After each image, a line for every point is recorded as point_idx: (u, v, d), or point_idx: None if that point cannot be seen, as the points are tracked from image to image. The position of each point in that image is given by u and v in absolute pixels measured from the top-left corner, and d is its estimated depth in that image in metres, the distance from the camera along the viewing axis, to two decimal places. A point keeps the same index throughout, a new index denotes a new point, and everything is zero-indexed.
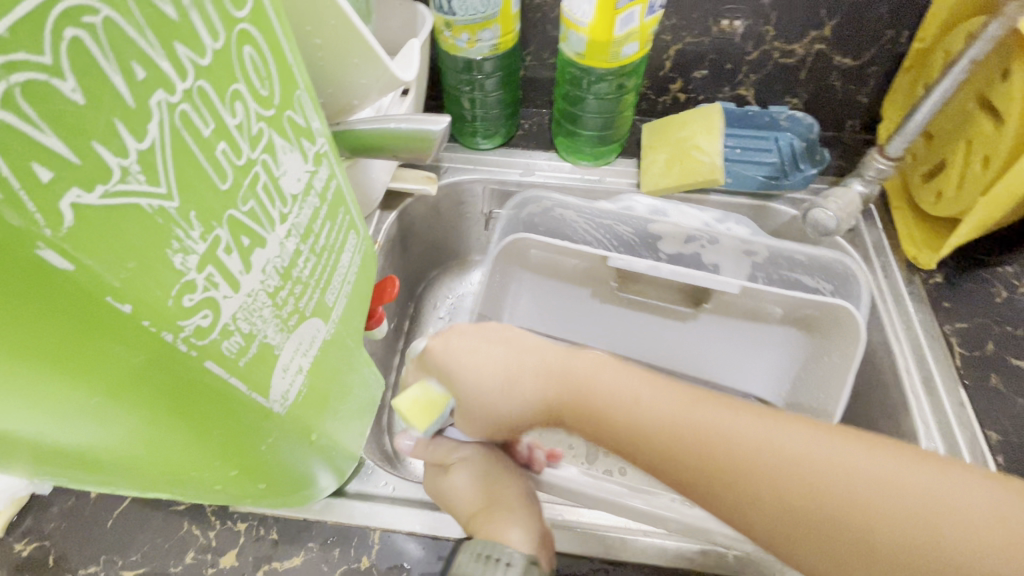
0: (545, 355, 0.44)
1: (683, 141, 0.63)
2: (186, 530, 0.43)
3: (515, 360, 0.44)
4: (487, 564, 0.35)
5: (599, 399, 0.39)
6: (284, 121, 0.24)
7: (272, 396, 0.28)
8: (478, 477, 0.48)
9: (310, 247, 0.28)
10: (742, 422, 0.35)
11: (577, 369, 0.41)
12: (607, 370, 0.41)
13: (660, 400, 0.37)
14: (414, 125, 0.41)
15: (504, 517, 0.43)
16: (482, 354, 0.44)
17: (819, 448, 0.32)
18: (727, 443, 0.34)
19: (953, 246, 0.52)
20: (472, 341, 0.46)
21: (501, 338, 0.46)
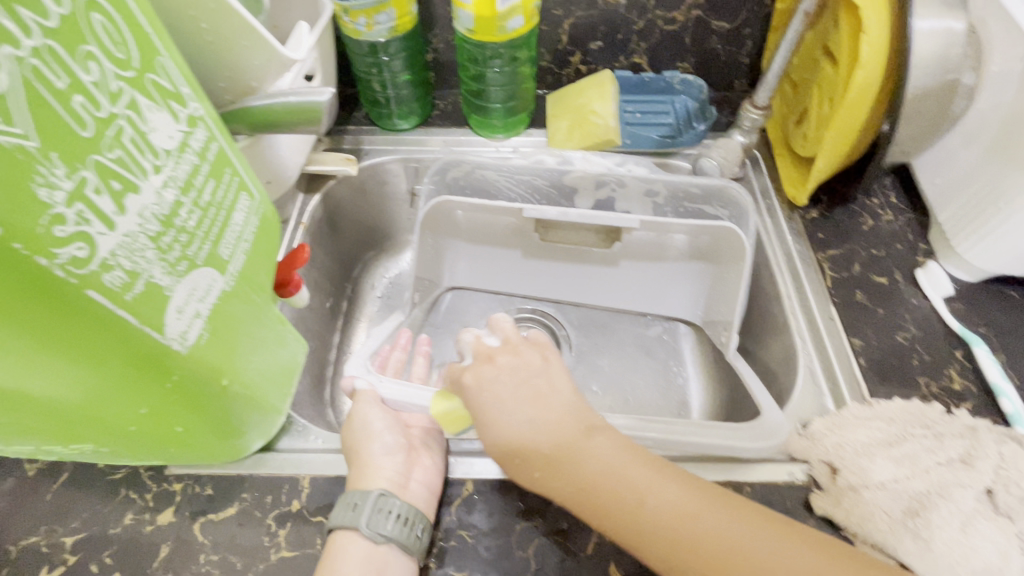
0: (563, 423, 0.42)
1: (581, 107, 0.69)
2: (124, 495, 0.46)
3: (535, 429, 0.41)
4: (349, 509, 0.42)
5: (608, 490, 0.39)
6: (147, 83, 0.28)
7: (169, 334, 0.31)
8: (355, 429, 0.49)
9: (193, 201, 0.32)
10: (736, 527, 0.37)
11: (591, 451, 0.40)
12: (618, 457, 0.40)
13: (665, 495, 0.38)
14: (302, 97, 0.45)
15: (367, 478, 0.45)
16: (509, 407, 0.42)
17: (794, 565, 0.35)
18: (718, 548, 0.36)
19: (816, 182, 0.59)
20: (498, 391, 0.43)
21: (529, 392, 0.43)
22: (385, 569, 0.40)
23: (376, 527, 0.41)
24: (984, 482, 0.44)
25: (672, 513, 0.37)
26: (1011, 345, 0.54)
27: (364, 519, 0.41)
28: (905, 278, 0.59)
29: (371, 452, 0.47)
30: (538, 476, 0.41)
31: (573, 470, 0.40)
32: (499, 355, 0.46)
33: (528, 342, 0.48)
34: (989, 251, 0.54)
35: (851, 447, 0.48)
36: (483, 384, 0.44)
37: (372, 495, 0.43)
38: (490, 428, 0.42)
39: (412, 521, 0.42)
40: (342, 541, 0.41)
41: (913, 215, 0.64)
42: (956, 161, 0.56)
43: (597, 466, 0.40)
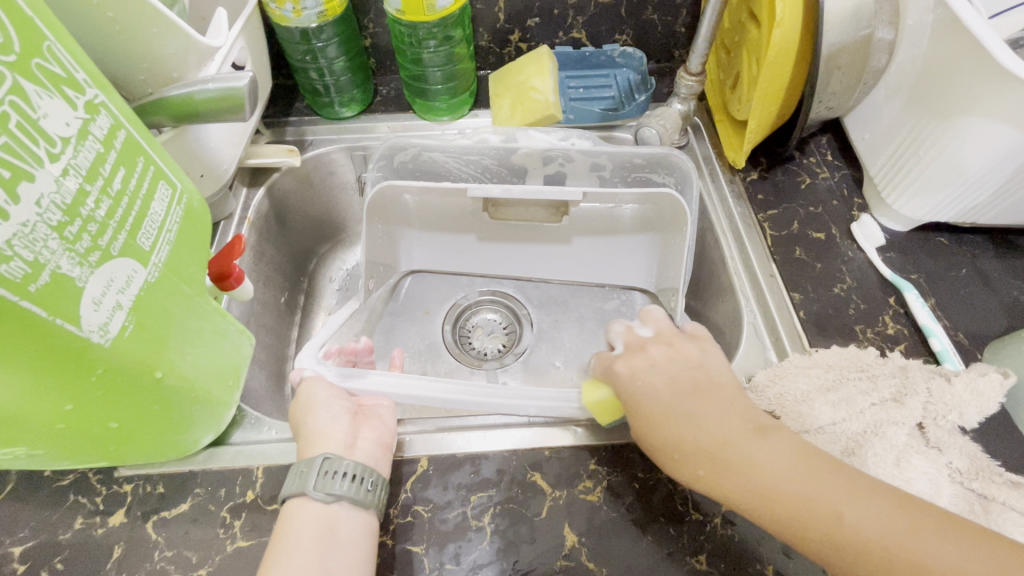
0: (727, 415, 0.41)
1: (521, 84, 0.70)
2: (73, 501, 0.45)
3: (695, 422, 0.40)
4: (299, 477, 0.40)
5: (785, 493, 0.36)
6: (33, 68, 0.27)
7: (87, 326, 0.31)
8: (298, 403, 0.47)
9: (101, 190, 0.31)
10: (938, 541, 0.33)
11: (758, 452, 0.38)
12: (793, 465, 0.37)
13: (848, 505, 0.35)
14: (221, 84, 0.44)
15: (312, 442, 0.43)
16: (667, 400, 0.42)
17: None
18: (916, 560, 0.32)
19: (751, 144, 0.60)
20: (654, 385, 0.43)
21: (687, 386, 0.42)
22: (339, 525, 0.39)
23: (328, 489, 0.40)
24: (915, 418, 0.46)
25: (867, 524, 0.34)
26: (939, 289, 0.57)
27: (311, 482, 0.40)
28: (841, 232, 0.61)
29: (314, 419, 0.45)
30: (702, 474, 0.39)
31: (740, 468, 0.38)
32: (651, 347, 0.46)
33: (683, 335, 0.48)
34: (916, 200, 0.56)
35: (792, 395, 0.49)
36: (638, 375, 0.44)
37: (320, 459, 0.41)
38: (649, 422, 0.42)
39: (362, 478, 0.41)
40: (294, 507, 0.40)
41: (847, 170, 0.66)
42: (881, 115, 0.58)
43: (765, 468, 0.37)
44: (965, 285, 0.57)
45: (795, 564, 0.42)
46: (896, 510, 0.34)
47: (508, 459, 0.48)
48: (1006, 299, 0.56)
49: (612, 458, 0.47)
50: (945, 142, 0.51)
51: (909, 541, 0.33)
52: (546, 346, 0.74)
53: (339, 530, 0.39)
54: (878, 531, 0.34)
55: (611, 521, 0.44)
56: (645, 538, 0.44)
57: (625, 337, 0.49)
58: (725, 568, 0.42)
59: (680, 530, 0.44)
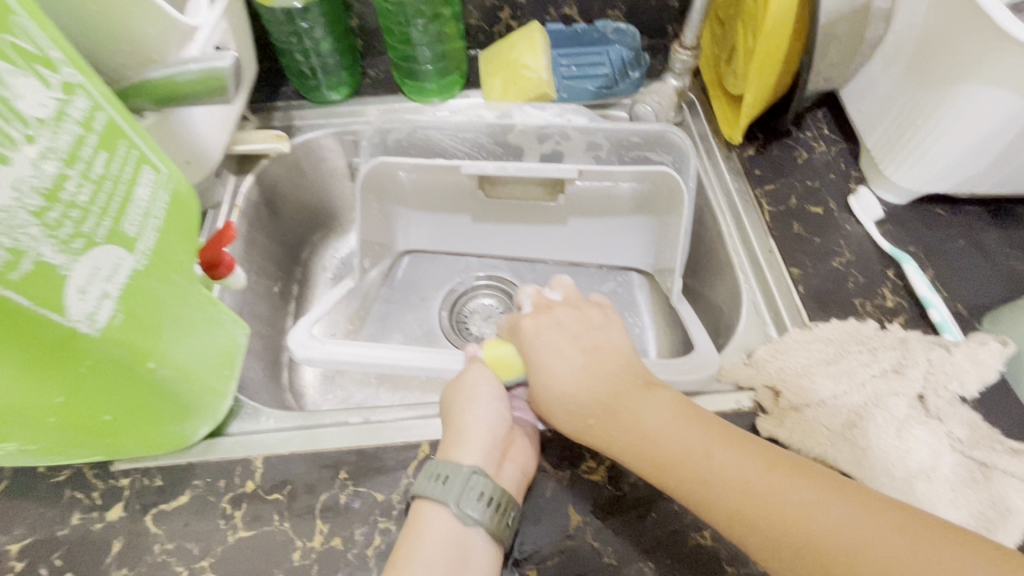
0: (615, 372, 0.44)
1: (512, 62, 0.68)
2: (70, 496, 0.45)
3: (586, 378, 0.44)
4: (440, 485, 0.40)
5: (660, 440, 0.39)
6: (4, 44, 0.26)
7: (74, 316, 0.30)
8: (463, 386, 0.46)
9: (82, 174, 0.30)
10: (792, 486, 0.34)
11: (641, 406, 0.41)
12: (667, 413, 0.40)
13: (718, 454, 0.37)
14: (204, 64, 0.42)
15: (463, 443, 0.43)
16: (564, 359, 0.45)
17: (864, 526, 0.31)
18: (768, 501, 0.34)
19: (747, 118, 0.60)
20: (552, 344, 0.46)
21: (582, 345, 0.46)
22: (472, 550, 0.39)
23: (465, 507, 0.40)
24: (916, 388, 0.46)
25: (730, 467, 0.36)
26: (938, 261, 0.57)
27: (454, 494, 0.40)
28: (839, 206, 0.61)
29: (473, 415, 0.44)
30: (591, 423, 0.42)
31: (622, 417, 0.41)
32: (559, 309, 0.50)
33: (589, 303, 0.52)
34: (914, 172, 0.56)
35: (793, 369, 0.49)
36: (541, 333, 0.47)
37: (467, 470, 0.41)
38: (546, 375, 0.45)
39: (501, 504, 0.41)
40: (426, 514, 0.40)
41: (845, 144, 0.65)
42: (878, 86, 0.58)
43: (646, 420, 0.40)
44: (962, 256, 0.57)
45: None
46: (760, 461, 0.36)
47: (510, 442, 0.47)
48: (1004, 269, 0.56)
49: None
50: (943, 112, 0.50)
51: (765, 484, 0.35)
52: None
53: (469, 559, 0.39)
54: (740, 474, 0.35)
55: (615, 500, 0.44)
56: (649, 515, 0.44)
57: (535, 298, 0.52)
58: (729, 542, 0.43)
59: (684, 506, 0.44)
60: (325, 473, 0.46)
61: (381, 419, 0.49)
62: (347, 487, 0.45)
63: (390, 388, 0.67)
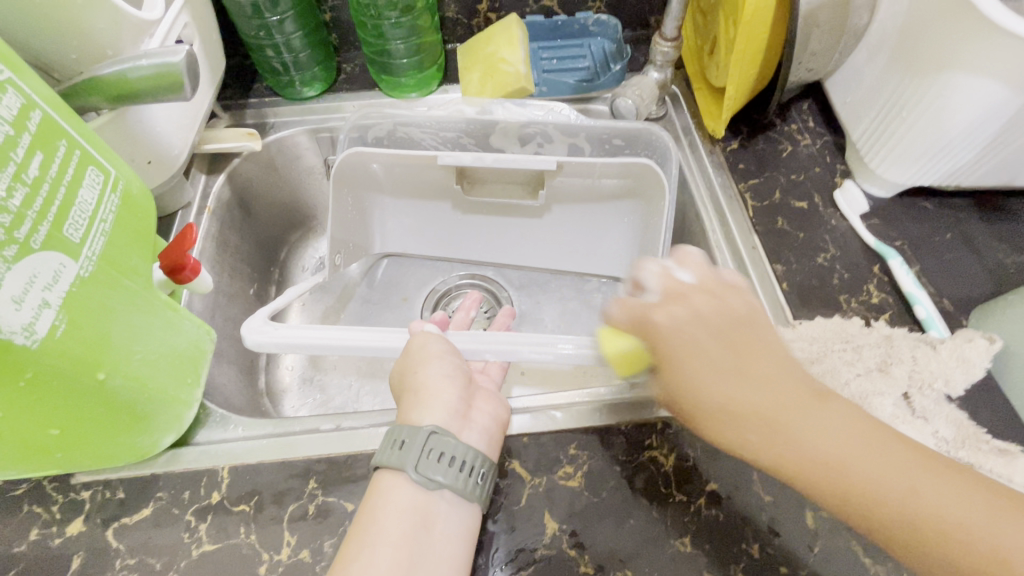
0: (771, 371, 0.35)
1: (491, 56, 0.66)
2: (28, 511, 0.43)
3: (745, 388, 0.34)
4: (400, 451, 0.38)
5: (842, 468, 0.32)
6: None
7: (7, 328, 0.28)
8: (411, 352, 0.44)
9: (12, 177, 0.28)
10: (998, 521, 0.30)
11: (816, 420, 0.33)
12: (850, 435, 0.33)
13: (897, 475, 0.32)
14: (156, 60, 0.40)
15: (422, 401, 0.41)
16: (712, 366, 0.35)
17: None
18: (973, 540, 0.30)
19: (730, 111, 0.58)
20: (694, 345, 0.35)
21: (735, 349, 0.35)
22: (438, 521, 0.37)
23: (428, 473, 0.37)
24: (901, 387, 0.45)
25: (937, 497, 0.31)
26: (924, 255, 0.55)
27: (413, 460, 0.37)
28: (824, 200, 0.59)
29: (427, 372, 0.42)
30: (750, 441, 0.34)
31: (790, 437, 0.33)
32: (692, 295, 0.37)
33: (724, 283, 0.38)
34: (899, 165, 0.55)
35: None
36: (678, 328, 0.35)
37: (427, 431, 0.38)
38: (687, 383, 0.35)
39: (468, 465, 0.38)
40: (387, 482, 0.37)
41: (829, 136, 0.64)
42: (863, 76, 0.56)
43: (822, 440, 0.33)
44: (949, 249, 0.56)
45: (781, 543, 0.42)
46: (961, 489, 0.31)
47: None
48: (991, 263, 0.55)
49: (592, 440, 0.46)
50: (928, 103, 0.49)
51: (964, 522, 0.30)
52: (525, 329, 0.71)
53: (435, 524, 0.37)
54: (943, 513, 0.30)
55: (593, 506, 0.43)
56: (628, 521, 0.42)
57: (660, 277, 0.38)
58: (710, 548, 0.41)
59: (664, 512, 0.43)
60: (292, 483, 0.45)
61: (353, 425, 0.48)
62: (317, 497, 0.44)
63: (368, 391, 0.66)
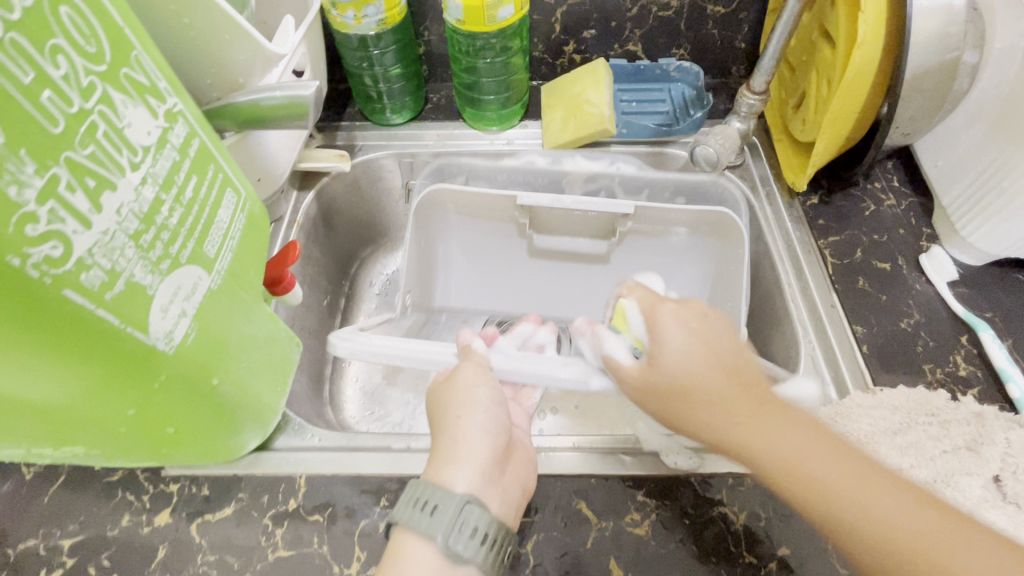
0: (702, 343, 0.41)
1: (576, 97, 0.68)
2: (121, 497, 0.46)
3: (756, 422, 0.37)
4: (427, 514, 0.35)
5: (881, 535, 0.31)
6: (120, 77, 0.27)
7: (154, 334, 0.31)
8: (458, 390, 0.43)
9: (175, 198, 0.31)
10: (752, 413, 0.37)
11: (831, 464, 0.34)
12: (686, 355, 0.40)
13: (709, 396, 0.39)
14: (287, 92, 0.44)
15: (457, 458, 0.39)
16: (696, 388, 0.39)
17: (810, 457, 0.35)
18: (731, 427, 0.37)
19: (815, 167, 0.58)
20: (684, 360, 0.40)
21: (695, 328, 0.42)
22: None
23: (454, 543, 0.35)
24: (991, 469, 0.43)
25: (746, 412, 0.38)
26: (1017, 330, 0.53)
27: (442, 530, 0.35)
28: (908, 263, 0.58)
29: (470, 424, 0.41)
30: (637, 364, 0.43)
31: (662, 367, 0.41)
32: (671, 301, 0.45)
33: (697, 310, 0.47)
34: (994, 236, 0.53)
35: (854, 436, 0.47)
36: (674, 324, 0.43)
37: (458, 498, 0.36)
38: (668, 380, 0.40)
39: (495, 540, 0.36)
40: (409, 545, 0.35)
41: (915, 198, 0.62)
42: (958, 142, 0.55)
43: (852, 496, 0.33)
44: None
45: None
46: (734, 391, 0.38)
47: (551, 484, 0.46)
48: None
49: (659, 489, 0.46)
50: None
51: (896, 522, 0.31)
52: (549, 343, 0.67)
53: None
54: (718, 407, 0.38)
55: (659, 556, 0.43)
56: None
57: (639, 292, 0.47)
58: None
59: (731, 571, 0.42)
60: (363, 499, 0.46)
61: (423, 447, 0.49)
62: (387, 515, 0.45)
63: (425, 410, 0.67)
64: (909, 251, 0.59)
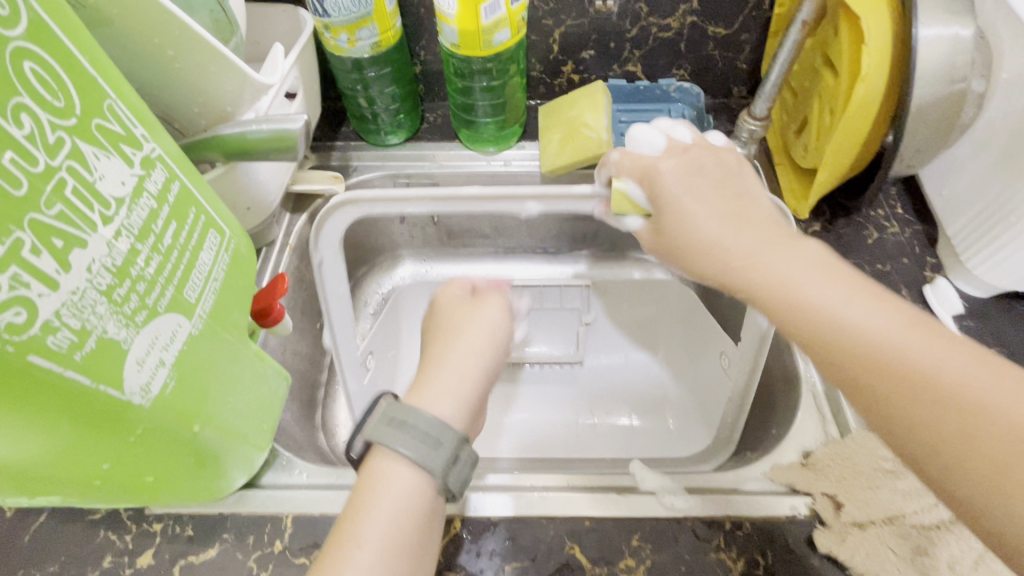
0: (706, 188, 0.39)
1: (573, 120, 0.67)
2: (103, 536, 0.45)
3: (767, 261, 0.34)
4: (420, 445, 0.35)
5: (896, 355, 0.28)
6: (91, 128, 0.26)
7: (128, 389, 0.30)
8: (469, 322, 0.44)
9: (152, 247, 0.30)
10: (793, 260, 0.33)
11: (855, 303, 0.30)
12: (692, 199, 0.38)
13: (728, 244, 0.35)
14: (275, 126, 0.43)
15: (449, 391, 0.39)
16: (700, 237, 0.37)
17: (823, 292, 0.31)
18: (756, 275, 0.34)
19: (816, 195, 0.57)
20: (696, 208, 0.38)
21: (716, 185, 0.39)
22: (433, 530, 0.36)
23: (447, 478, 0.35)
24: None
25: (772, 264, 0.33)
26: None
27: (441, 466, 0.35)
28: (912, 294, 0.57)
29: (474, 359, 0.42)
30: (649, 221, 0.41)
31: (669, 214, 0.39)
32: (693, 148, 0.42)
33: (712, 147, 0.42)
34: (1000, 270, 0.52)
35: (857, 479, 0.45)
36: (678, 174, 0.40)
37: (455, 436, 0.36)
38: (670, 233, 0.39)
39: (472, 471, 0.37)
40: (391, 473, 0.35)
41: (919, 226, 0.61)
42: (962, 172, 0.54)
43: (860, 323, 0.29)
44: None
45: None
46: (769, 238, 0.35)
47: (544, 526, 0.45)
48: None
49: (655, 534, 0.44)
50: None
51: (915, 361, 0.27)
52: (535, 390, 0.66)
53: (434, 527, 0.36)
54: (735, 250, 0.35)
55: None
56: None
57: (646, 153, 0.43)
58: None
59: None
60: None
61: None
62: None
63: None
64: (913, 281, 0.58)
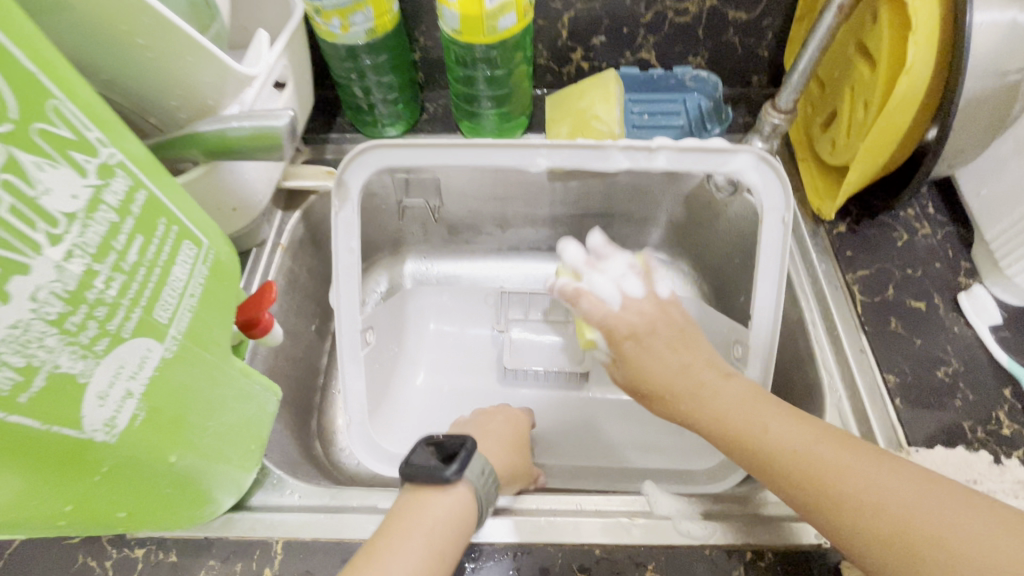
0: (656, 329, 0.46)
1: (583, 112, 0.63)
2: (82, 562, 0.42)
3: (727, 409, 0.41)
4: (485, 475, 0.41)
5: (872, 500, 0.34)
6: (34, 135, 0.23)
7: (89, 426, 0.27)
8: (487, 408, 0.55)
9: (114, 266, 0.27)
10: (763, 414, 0.40)
11: (769, 422, 0.39)
12: (651, 344, 0.45)
13: (695, 397, 0.42)
14: (256, 122, 0.39)
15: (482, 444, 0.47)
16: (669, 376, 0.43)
17: (794, 443, 0.38)
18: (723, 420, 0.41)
19: (844, 196, 0.53)
20: (653, 356, 0.44)
21: (667, 341, 0.45)
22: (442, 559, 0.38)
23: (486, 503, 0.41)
24: None
25: (735, 412, 0.41)
26: None
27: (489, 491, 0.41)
28: (945, 302, 0.53)
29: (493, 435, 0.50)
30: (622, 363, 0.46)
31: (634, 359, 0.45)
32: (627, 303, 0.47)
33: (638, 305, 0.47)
34: None
35: None
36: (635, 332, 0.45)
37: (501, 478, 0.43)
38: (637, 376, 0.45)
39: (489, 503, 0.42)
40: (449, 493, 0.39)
41: (953, 228, 0.57)
42: (1005, 171, 0.50)
43: (819, 458, 0.36)
44: None
45: None
46: (738, 393, 0.41)
47: (552, 554, 0.42)
48: None
49: (671, 564, 0.41)
50: None
51: (880, 492, 0.34)
52: (542, 398, 0.62)
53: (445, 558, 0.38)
54: (707, 401, 0.42)
55: None
56: None
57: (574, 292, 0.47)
58: None
59: None
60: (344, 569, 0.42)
61: None
62: None
63: None
64: (946, 288, 0.54)
